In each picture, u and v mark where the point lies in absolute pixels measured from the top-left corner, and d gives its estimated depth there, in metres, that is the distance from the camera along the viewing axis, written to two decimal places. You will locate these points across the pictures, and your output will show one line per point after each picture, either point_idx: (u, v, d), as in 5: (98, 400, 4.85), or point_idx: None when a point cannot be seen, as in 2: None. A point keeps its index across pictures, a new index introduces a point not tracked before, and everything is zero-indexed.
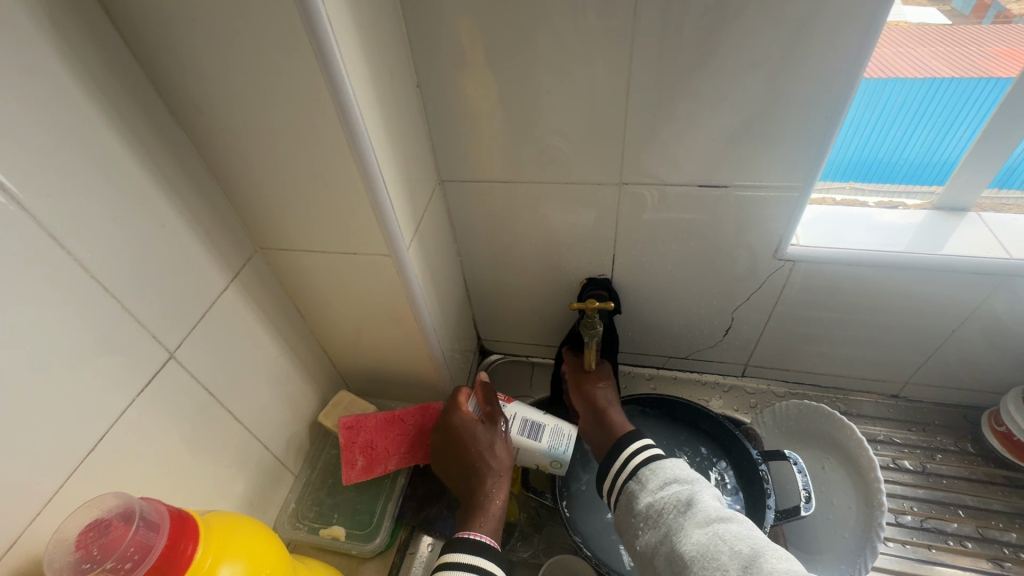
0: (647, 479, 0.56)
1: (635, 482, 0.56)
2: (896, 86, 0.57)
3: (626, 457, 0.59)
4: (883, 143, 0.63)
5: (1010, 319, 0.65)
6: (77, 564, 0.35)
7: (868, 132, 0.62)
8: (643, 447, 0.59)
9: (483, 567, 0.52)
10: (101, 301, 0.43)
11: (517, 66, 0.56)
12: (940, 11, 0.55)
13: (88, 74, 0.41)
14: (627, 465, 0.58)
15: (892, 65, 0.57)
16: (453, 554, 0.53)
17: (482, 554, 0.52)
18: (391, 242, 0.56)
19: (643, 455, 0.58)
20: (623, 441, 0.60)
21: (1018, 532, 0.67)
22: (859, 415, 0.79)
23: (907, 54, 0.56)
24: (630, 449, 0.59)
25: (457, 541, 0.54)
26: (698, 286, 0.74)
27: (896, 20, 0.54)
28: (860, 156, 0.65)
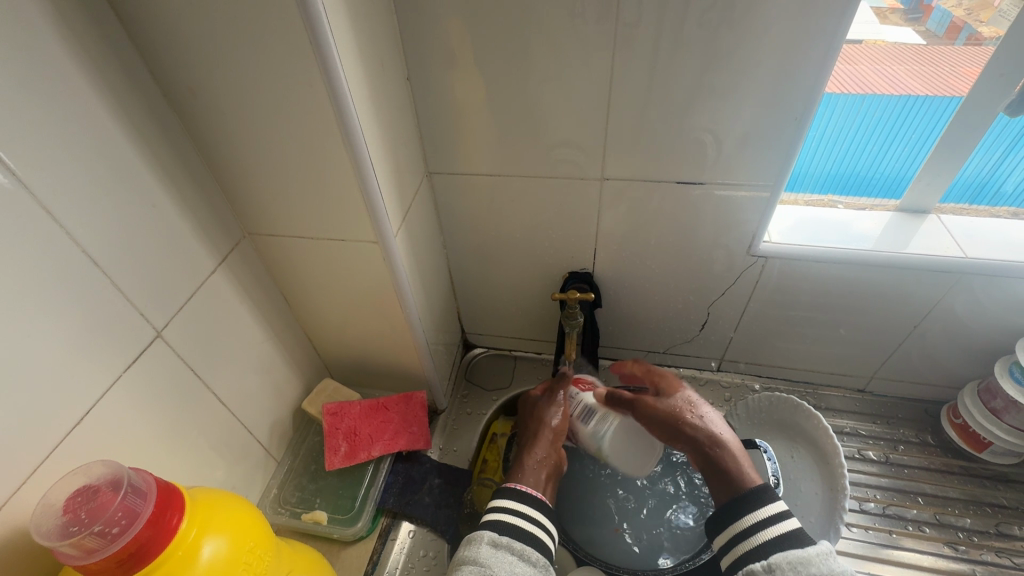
0: (781, 569, 0.48)
1: (763, 565, 0.49)
2: (875, 101, 0.61)
3: (755, 523, 0.52)
4: (861, 155, 0.67)
5: (966, 316, 0.69)
6: (65, 528, 0.36)
7: (847, 145, 0.66)
8: (779, 517, 0.51)
9: (525, 513, 0.55)
10: (91, 277, 0.44)
11: (505, 62, 0.58)
12: (915, 31, 0.59)
13: (84, 54, 0.42)
14: (757, 537, 0.51)
15: (869, 81, 0.60)
16: (498, 500, 0.56)
17: (523, 500, 0.55)
18: (379, 229, 0.57)
19: (780, 530, 0.50)
20: (749, 502, 0.53)
21: (972, 517, 0.70)
22: (828, 409, 0.83)
23: (883, 71, 0.60)
24: (763, 514, 0.52)
25: (502, 490, 0.57)
26: (676, 282, 0.77)
27: (874, 37, 0.59)
28: (839, 169, 0.69)
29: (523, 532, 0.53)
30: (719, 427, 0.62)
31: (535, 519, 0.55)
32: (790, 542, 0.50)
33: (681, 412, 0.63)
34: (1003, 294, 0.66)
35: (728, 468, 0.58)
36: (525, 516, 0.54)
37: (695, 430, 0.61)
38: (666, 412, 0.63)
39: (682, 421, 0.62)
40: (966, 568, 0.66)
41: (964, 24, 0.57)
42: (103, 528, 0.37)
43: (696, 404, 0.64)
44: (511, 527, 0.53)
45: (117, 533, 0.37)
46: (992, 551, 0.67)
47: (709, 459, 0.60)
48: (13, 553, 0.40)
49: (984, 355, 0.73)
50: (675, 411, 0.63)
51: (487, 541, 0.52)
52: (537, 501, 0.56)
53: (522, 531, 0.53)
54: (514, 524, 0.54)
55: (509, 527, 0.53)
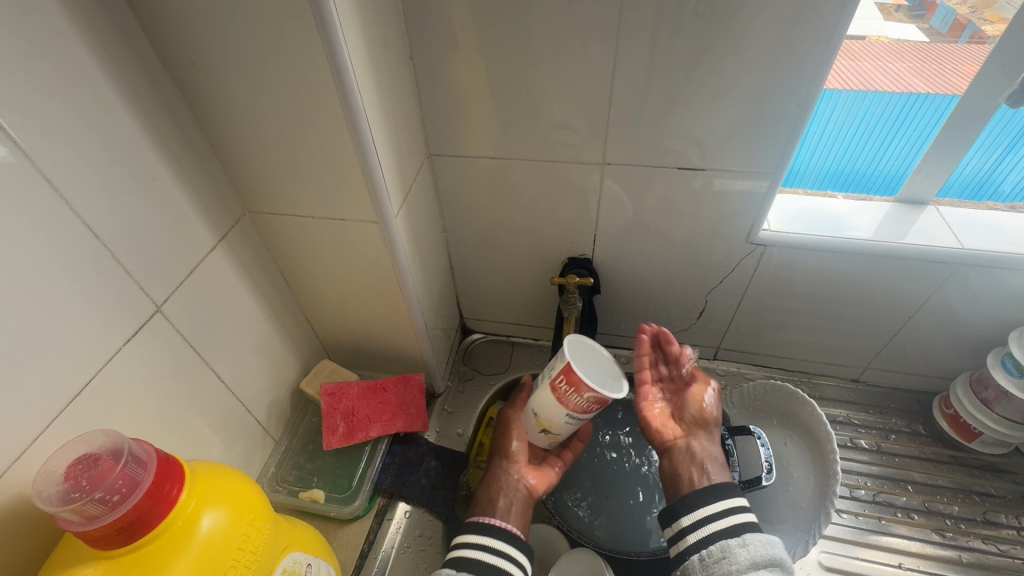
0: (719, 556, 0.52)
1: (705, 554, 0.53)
2: (876, 98, 0.62)
3: (705, 519, 0.55)
4: (861, 151, 0.68)
5: (962, 307, 0.70)
6: (65, 494, 0.37)
7: (847, 141, 0.67)
8: (725, 513, 0.55)
9: (488, 546, 0.55)
10: (92, 248, 0.44)
11: (509, 43, 0.57)
12: (919, 28, 0.61)
13: (85, 23, 0.41)
14: (702, 531, 0.55)
15: (872, 78, 0.61)
16: (464, 535, 0.57)
17: (489, 533, 0.56)
18: (379, 210, 0.57)
19: (727, 525, 0.54)
20: (710, 498, 0.56)
21: (960, 505, 0.71)
22: (822, 398, 0.84)
23: (885, 67, 0.62)
24: (710, 513, 0.55)
25: (468, 524, 0.58)
26: (674, 269, 0.77)
27: (878, 34, 0.60)
28: (838, 166, 0.70)
29: (479, 563, 0.54)
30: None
31: (498, 551, 0.55)
32: (745, 528, 0.54)
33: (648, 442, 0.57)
34: (997, 286, 0.66)
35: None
36: (490, 550, 0.55)
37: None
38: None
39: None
40: (953, 555, 0.67)
41: (968, 23, 0.58)
42: (104, 495, 0.37)
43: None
44: (470, 562, 0.54)
45: (118, 501, 0.37)
46: (979, 538, 0.69)
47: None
48: (15, 519, 0.40)
49: (977, 346, 0.74)
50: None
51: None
52: (502, 531, 0.56)
53: (487, 565, 0.53)
54: (476, 559, 0.54)
55: (467, 562, 0.54)
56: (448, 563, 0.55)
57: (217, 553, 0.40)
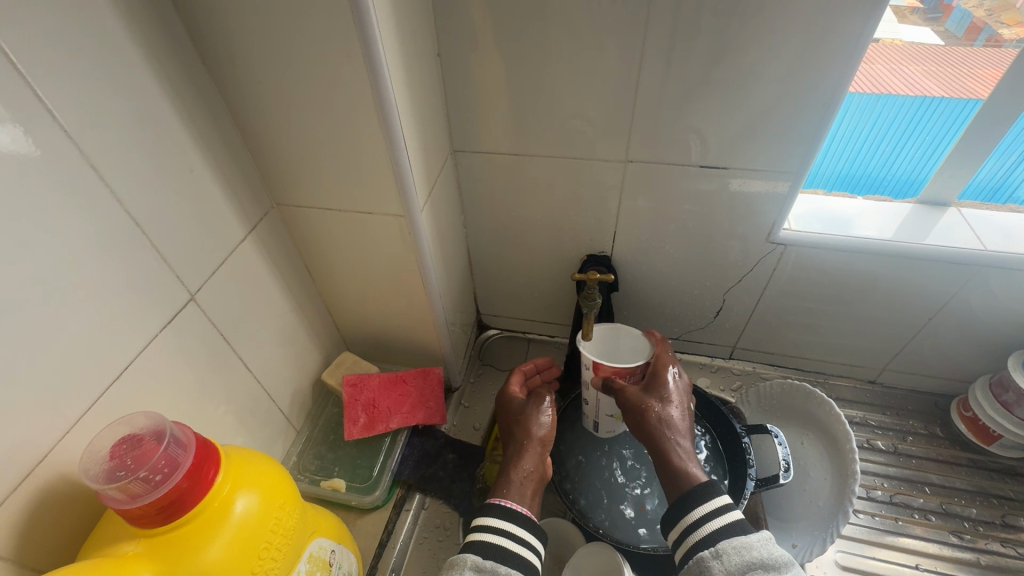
0: (727, 554, 0.47)
1: (712, 552, 0.48)
2: (889, 102, 0.62)
3: (700, 516, 0.51)
4: (874, 155, 0.68)
5: (983, 309, 0.70)
6: (111, 471, 0.38)
7: (860, 145, 0.67)
8: (720, 508, 0.50)
9: (512, 533, 0.54)
10: (132, 236, 0.45)
11: (536, 40, 0.58)
12: (934, 31, 0.60)
13: (130, 16, 0.42)
14: (705, 527, 0.50)
15: (884, 79, 0.62)
16: (483, 517, 0.55)
17: (513, 520, 0.55)
18: (406, 204, 0.58)
19: (724, 519, 0.50)
20: (693, 501, 0.51)
21: (978, 508, 0.71)
22: (839, 398, 0.84)
23: (899, 70, 0.61)
24: (710, 507, 0.51)
25: (487, 506, 0.56)
26: (693, 268, 0.77)
27: (891, 37, 0.60)
28: (849, 170, 0.70)
29: (509, 553, 0.52)
30: (678, 429, 0.58)
31: (523, 541, 0.54)
32: (734, 530, 0.49)
33: (650, 407, 0.59)
34: (1019, 289, 0.66)
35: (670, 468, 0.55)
36: (512, 537, 0.54)
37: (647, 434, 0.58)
38: (638, 406, 0.60)
39: (647, 417, 0.58)
40: (971, 557, 0.67)
41: (984, 26, 0.57)
42: (147, 474, 0.38)
43: (667, 400, 0.59)
44: (494, 548, 0.53)
45: (160, 481, 0.38)
46: (996, 540, 0.68)
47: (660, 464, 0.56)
48: (58, 497, 0.42)
49: (997, 348, 0.74)
50: (645, 406, 0.59)
51: (471, 565, 0.51)
52: (526, 521, 0.55)
53: (511, 554, 0.52)
54: (501, 546, 0.53)
55: (494, 548, 0.53)
56: (470, 546, 0.53)
57: (250, 535, 0.42)
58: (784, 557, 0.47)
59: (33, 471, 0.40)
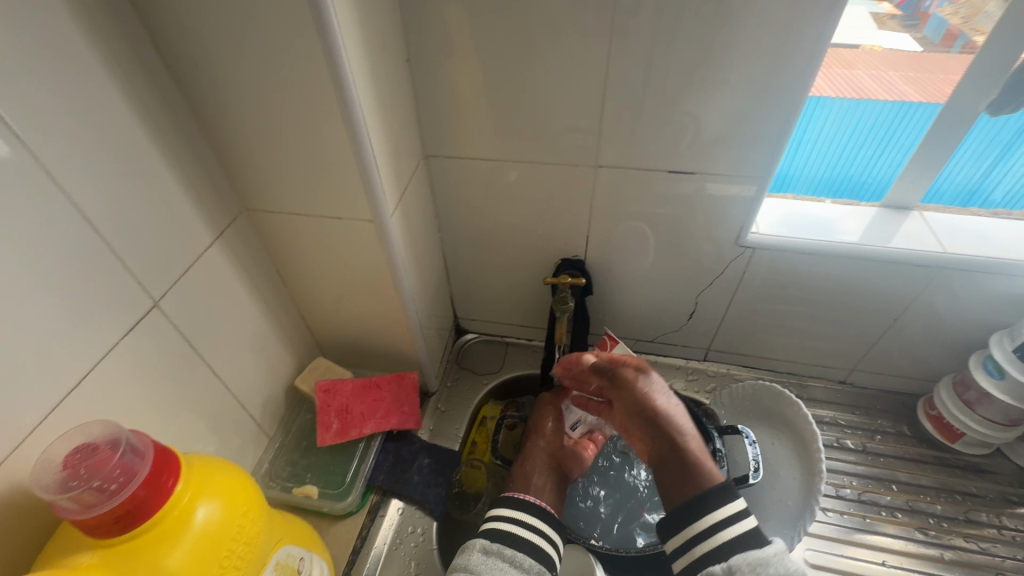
0: (740, 570, 0.47)
1: (723, 566, 0.48)
2: (870, 106, 0.64)
3: (716, 523, 0.51)
4: (854, 159, 0.70)
5: (945, 310, 0.72)
6: (64, 482, 0.37)
7: (841, 149, 0.69)
8: (737, 516, 0.51)
9: (523, 521, 0.57)
10: (93, 242, 0.45)
11: (505, 47, 0.58)
12: (912, 37, 0.63)
13: (91, 21, 0.42)
14: (718, 536, 0.51)
15: (864, 85, 0.63)
16: (498, 508, 0.60)
17: (523, 508, 0.59)
18: (376, 209, 0.58)
19: (740, 529, 0.50)
20: (708, 501, 0.52)
21: (943, 504, 0.73)
22: (810, 399, 0.85)
23: (881, 76, 0.63)
24: (724, 514, 0.51)
25: (501, 500, 0.61)
26: (666, 271, 0.78)
27: (871, 43, 0.62)
28: (830, 174, 0.72)
29: (518, 539, 0.56)
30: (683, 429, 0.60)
31: (532, 526, 0.57)
32: (746, 541, 0.49)
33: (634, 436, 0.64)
34: (978, 289, 0.68)
35: (683, 470, 0.56)
36: (522, 524, 0.57)
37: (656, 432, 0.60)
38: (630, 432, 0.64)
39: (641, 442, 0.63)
40: (936, 553, 0.69)
41: (959, 33, 0.59)
42: (101, 484, 0.37)
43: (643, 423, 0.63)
44: (505, 534, 0.56)
45: (114, 490, 0.38)
46: (960, 536, 0.70)
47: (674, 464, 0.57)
48: (13, 508, 0.41)
49: (960, 347, 0.76)
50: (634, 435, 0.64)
51: (479, 548, 0.55)
52: (539, 510, 0.59)
53: (519, 539, 0.56)
54: (509, 531, 0.56)
55: (503, 535, 0.56)
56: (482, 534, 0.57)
57: (212, 544, 0.41)
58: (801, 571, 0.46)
59: None
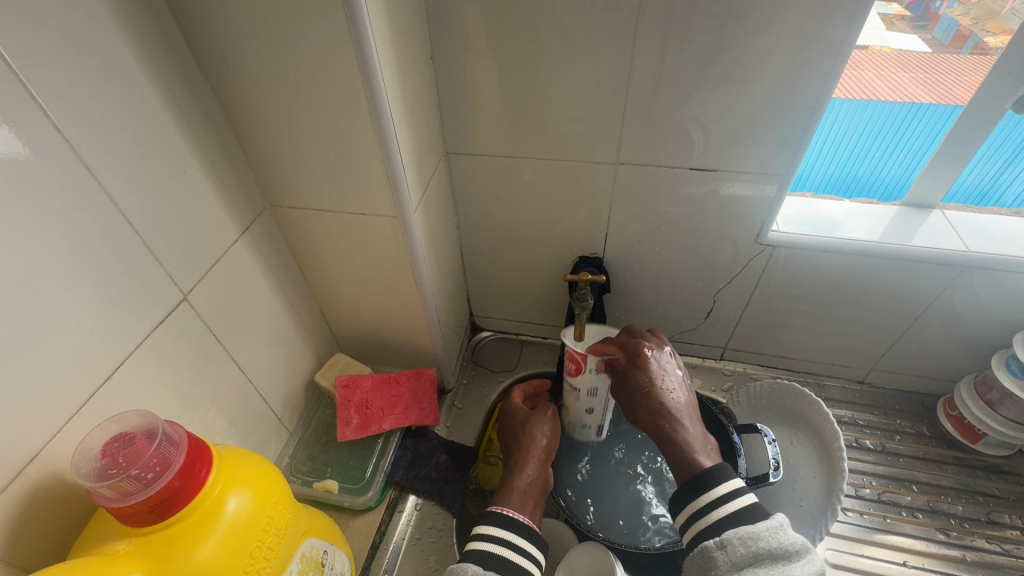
0: (732, 544, 0.48)
1: (716, 542, 0.49)
2: (878, 107, 0.63)
3: (712, 501, 0.51)
4: (863, 159, 0.70)
5: (967, 310, 0.71)
6: (103, 470, 0.38)
7: (849, 150, 0.69)
8: (733, 494, 0.51)
9: (513, 543, 0.55)
10: (126, 236, 0.46)
11: (528, 44, 0.58)
12: (921, 39, 0.62)
13: (126, 19, 0.43)
14: (713, 514, 0.50)
15: (873, 87, 0.63)
16: (485, 526, 0.56)
17: (511, 528, 0.56)
18: (399, 205, 0.58)
19: (737, 505, 0.50)
20: (706, 483, 0.52)
21: (964, 505, 0.72)
22: (828, 398, 0.85)
23: (888, 78, 0.63)
24: (719, 493, 0.51)
25: (489, 515, 0.57)
26: (685, 269, 0.78)
27: (880, 45, 0.62)
28: (840, 175, 0.72)
29: (511, 564, 0.53)
30: (682, 411, 0.57)
31: (522, 549, 0.54)
32: (741, 518, 0.49)
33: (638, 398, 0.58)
34: (1002, 289, 0.67)
35: (679, 454, 0.55)
36: (511, 546, 0.54)
37: (650, 415, 0.58)
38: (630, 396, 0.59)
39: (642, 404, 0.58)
40: (957, 554, 0.68)
41: (970, 34, 0.59)
42: (139, 472, 0.38)
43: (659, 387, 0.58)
44: (496, 558, 0.53)
45: (151, 479, 0.38)
46: (982, 537, 0.69)
47: (670, 448, 0.56)
48: (50, 498, 0.42)
49: (982, 348, 0.75)
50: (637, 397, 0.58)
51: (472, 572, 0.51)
52: (524, 528, 0.56)
53: (511, 563, 0.53)
54: (500, 555, 0.53)
55: (495, 560, 0.53)
56: (470, 556, 0.53)
57: (243, 535, 0.42)
58: (796, 544, 0.48)
59: (23, 470, 0.40)
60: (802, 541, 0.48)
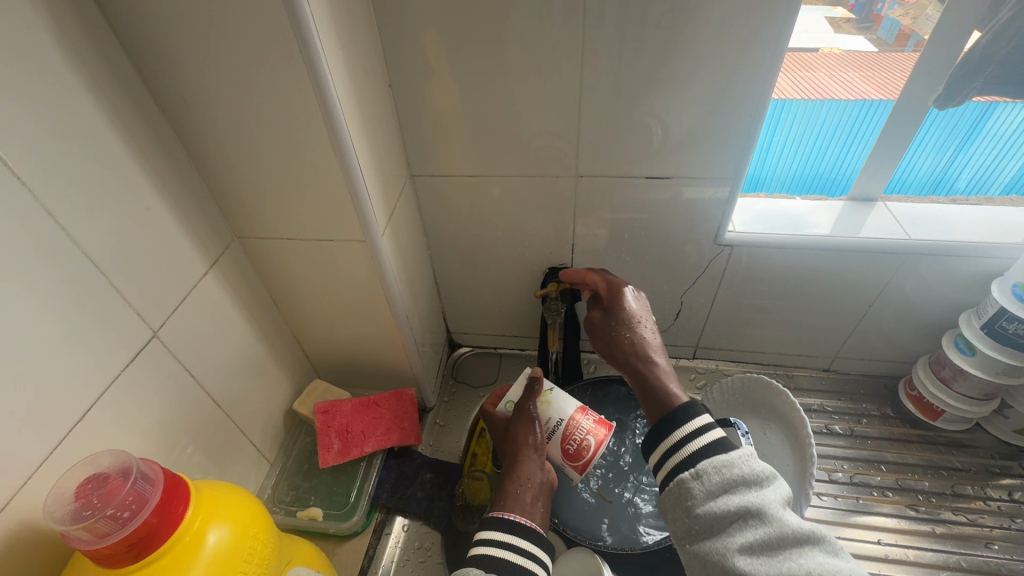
0: (708, 474, 0.45)
1: (691, 473, 0.45)
2: (833, 106, 0.66)
3: (683, 437, 0.47)
4: (823, 157, 0.74)
5: (915, 295, 0.75)
6: (77, 512, 0.37)
7: (810, 148, 0.72)
8: (704, 428, 0.47)
9: (515, 545, 0.53)
10: (91, 277, 0.46)
11: (482, 68, 0.61)
12: (868, 39, 0.66)
13: (84, 64, 0.43)
14: (688, 446, 0.47)
15: (826, 86, 0.66)
16: (486, 532, 0.55)
17: (516, 532, 0.54)
18: (367, 229, 0.60)
19: (707, 438, 0.46)
20: (677, 418, 0.48)
21: (930, 480, 0.76)
22: (798, 388, 0.88)
23: (840, 77, 0.67)
24: (692, 427, 0.47)
25: (489, 520, 0.56)
26: (650, 273, 0.81)
27: (830, 46, 0.65)
28: (803, 172, 0.75)
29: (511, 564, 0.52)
30: (654, 348, 0.56)
31: (526, 551, 0.53)
32: (717, 448, 0.46)
33: (621, 333, 0.59)
34: (945, 273, 0.72)
35: (651, 391, 0.53)
36: (514, 549, 0.53)
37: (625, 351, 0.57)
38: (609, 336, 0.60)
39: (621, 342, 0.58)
40: (928, 528, 0.71)
41: (911, 33, 0.62)
42: (115, 512, 0.38)
43: (634, 323, 0.59)
44: (502, 562, 0.52)
45: (128, 517, 0.38)
46: (949, 510, 0.73)
47: (639, 381, 0.54)
48: (21, 547, 0.41)
49: (933, 329, 0.79)
50: (617, 334, 0.59)
51: None
52: (530, 532, 0.55)
53: (513, 564, 0.52)
54: (502, 558, 0.52)
55: (499, 561, 0.52)
56: (474, 560, 0.52)
57: (224, 567, 0.41)
58: (765, 472, 0.44)
59: None
60: (771, 468, 0.44)
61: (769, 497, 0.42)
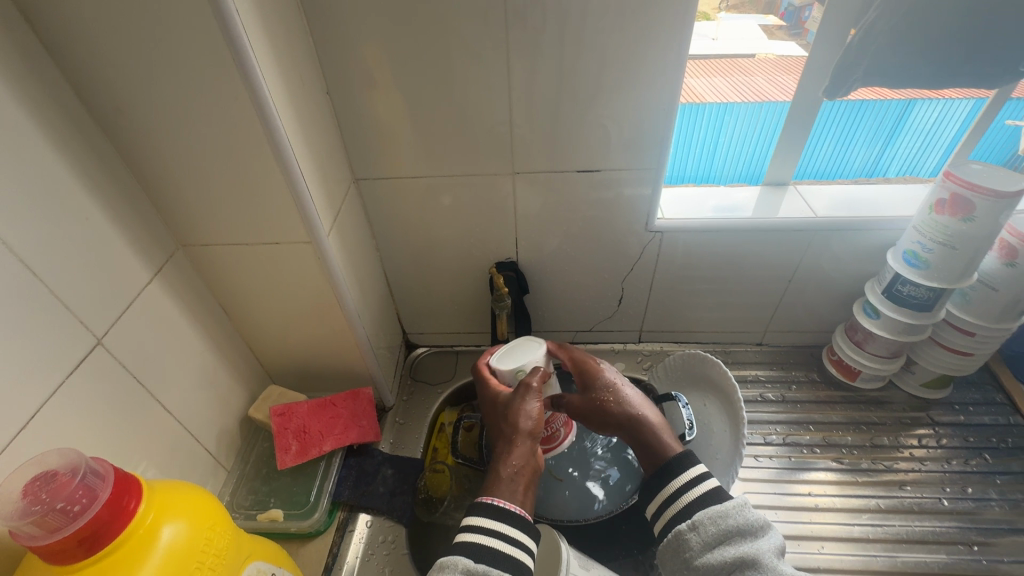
0: (704, 525, 0.51)
1: (688, 524, 0.52)
2: (770, 108, 0.75)
3: (680, 488, 0.54)
4: (766, 156, 0.82)
5: (827, 268, 0.83)
6: (25, 508, 0.38)
7: (753, 146, 0.80)
8: (699, 478, 0.54)
9: (505, 534, 0.51)
10: (30, 286, 0.46)
11: (416, 73, 0.64)
12: (800, 45, 0.71)
13: (14, 75, 0.44)
14: (683, 498, 0.53)
15: (763, 89, 0.74)
16: (473, 518, 0.53)
17: (504, 519, 0.52)
18: (312, 230, 0.62)
19: (703, 489, 0.53)
20: (675, 470, 0.55)
21: (853, 435, 0.83)
22: (734, 362, 0.95)
23: (776, 80, 0.74)
24: (687, 478, 0.54)
25: (478, 506, 0.53)
26: (591, 263, 0.85)
27: (765, 52, 0.73)
28: (749, 170, 0.83)
29: (498, 553, 0.50)
30: (639, 404, 0.61)
31: (515, 540, 0.51)
32: (711, 498, 0.52)
33: (604, 399, 0.62)
34: (851, 245, 0.80)
35: (647, 443, 0.59)
36: (502, 537, 0.51)
37: (614, 416, 0.61)
38: (591, 403, 0.62)
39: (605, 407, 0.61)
40: (851, 477, 0.78)
41: None
42: (64, 505, 0.39)
43: (613, 386, 0.63)
44: (488, 551, 0.50)
45: (78, 511, 0.39)
46: (869, 459, 0.80)
47: (634, 440, 0.60)
48: None
49: (846, 298, 0.87)
50: (599, 400, 0.62)
51: (461, 568, 0.49)
52: (518, 519, 0.52)
53: (501, 556, 0.50)
54: (492, 547, 0.50)
55: (487, 552, 0.50)
56: (462, 548, 0.51)
57: (180, 561, 0.42)
58: (759, 520, 0.51)
59: None
60: (764, 517, 0.51)
61: (764, 546, 0.49)
